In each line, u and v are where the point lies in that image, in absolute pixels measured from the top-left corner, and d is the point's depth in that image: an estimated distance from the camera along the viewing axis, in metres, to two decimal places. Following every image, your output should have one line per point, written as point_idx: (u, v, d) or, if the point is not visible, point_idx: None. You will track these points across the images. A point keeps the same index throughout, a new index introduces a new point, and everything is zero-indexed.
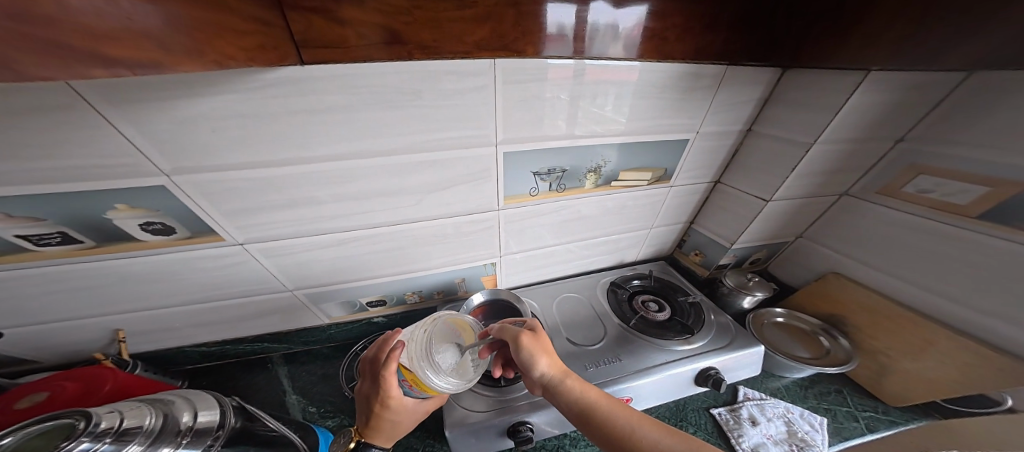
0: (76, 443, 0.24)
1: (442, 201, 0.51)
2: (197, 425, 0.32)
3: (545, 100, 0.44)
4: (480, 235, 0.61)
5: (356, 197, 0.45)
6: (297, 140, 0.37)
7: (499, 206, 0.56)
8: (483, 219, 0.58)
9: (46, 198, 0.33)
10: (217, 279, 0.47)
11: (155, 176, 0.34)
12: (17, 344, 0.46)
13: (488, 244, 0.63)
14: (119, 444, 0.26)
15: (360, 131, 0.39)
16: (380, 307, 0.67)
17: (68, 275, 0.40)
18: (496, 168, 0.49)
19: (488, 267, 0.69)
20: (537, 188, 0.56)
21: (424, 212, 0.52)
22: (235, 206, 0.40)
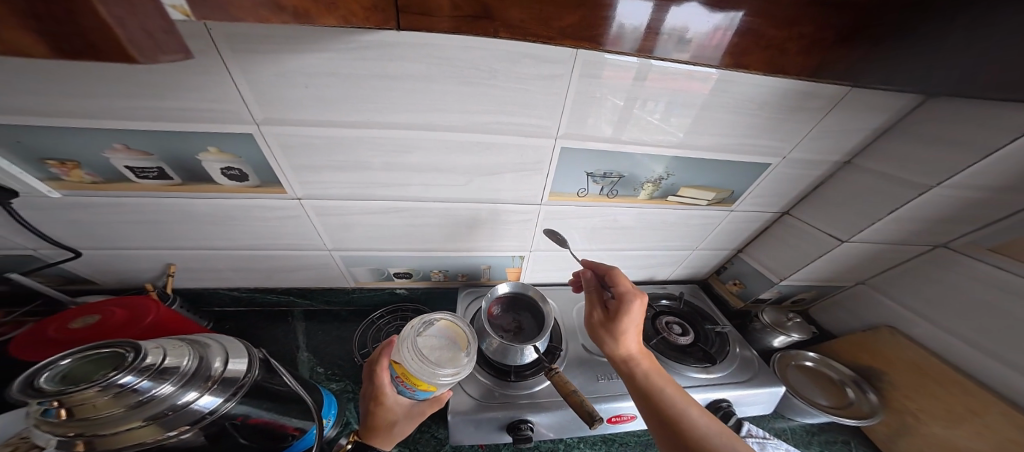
0: (122, 373, 0.27)
1: (489, 187, 0.50)
2: (226, 373, 0.36)
3: (620, 103, 0.42)
4: (515, 226, 0.59)
5: (410, 168, 0.44)
6: (370, 103, 0.35)
7: (540, 201, 0.55)
8: (523, 211, 0.57)
9: (146, 136, 0.34)
10: (266, 230, 0.48)
11: (245, 123, 0.34)
12: (83, 265, 0.49)
13: (518, 237, 0.62)
14: (155, 382, 0.29)
15: (434, 103, 0.38)
16: (403, 279, 0.67)
17: (142, 209, 0.42)
18: (551, 160, 0.48)
19: (515, 259, 0.68)
20: (586, 189, 0.54)
21: (469, 194, 0.51)
22: (305, 161, 0.39)
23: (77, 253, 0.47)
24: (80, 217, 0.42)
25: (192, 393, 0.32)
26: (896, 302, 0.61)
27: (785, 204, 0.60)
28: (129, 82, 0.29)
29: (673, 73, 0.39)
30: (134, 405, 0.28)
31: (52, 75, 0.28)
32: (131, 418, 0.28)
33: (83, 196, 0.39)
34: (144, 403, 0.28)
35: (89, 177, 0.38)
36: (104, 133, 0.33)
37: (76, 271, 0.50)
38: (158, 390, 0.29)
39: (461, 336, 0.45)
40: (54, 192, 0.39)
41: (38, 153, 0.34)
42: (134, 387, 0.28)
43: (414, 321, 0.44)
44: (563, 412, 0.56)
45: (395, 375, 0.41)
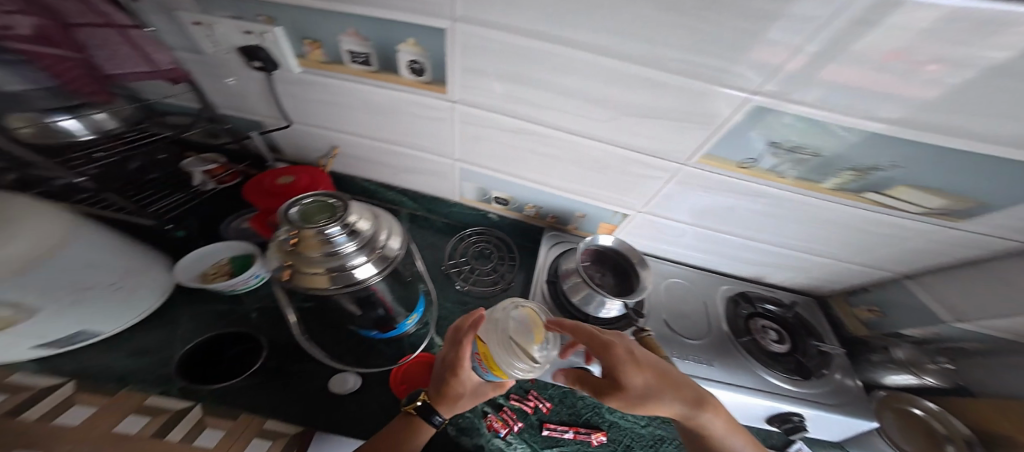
0: (334, 224, 0.34)
1: (636, 132, 0.44)
2: (388, 249, 0.41)
3: (917, 63, 0.28)
4: (637, 182, 0.53)
5: (565, 94, 0.40)
6: (568, 16, 0.32)
7: (684, 162, 0.46)
8: (656, 169, 0.49)
9: (368, 21, 0.39)
10: (420, 129, 0.53)
11: (443, 20, 0.35)
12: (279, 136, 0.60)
13: (631, 191, 0.55)
14: (345, 240, 0.36)
15: (631, 28, 0.31)
16: (499, 205, 0.69)
17: (337, 90, 0.48)
18: (732, 119, 0.38)
19: (616, 216, 0.61)
20: (754, 160, 0.44)
21: (611, 136, 0.45)
22: (473, 66, 0.40)
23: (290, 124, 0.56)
24: (298, 91, 0.50)
25: (362, 258, 0.38)
26: None
27: None
28: None
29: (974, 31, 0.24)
30: (327, 253, 0.35)
31: None
32: (321, 263, 0.35)
33: (317, 75, 0.47)
34: (333, 254, 0.35)
35: (323, 56, 0.44)
36: (341, 15, 0.39)
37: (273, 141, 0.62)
38: (342, 255, 0.36)
39: (539, 329, 0.35)
40: (296, 68, 0.46)
41: (298, 30, 0.41)
42: (332, 238, 0.35)
43: (503, 302, 0.37)
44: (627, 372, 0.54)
45: (475, 353, 0.37)
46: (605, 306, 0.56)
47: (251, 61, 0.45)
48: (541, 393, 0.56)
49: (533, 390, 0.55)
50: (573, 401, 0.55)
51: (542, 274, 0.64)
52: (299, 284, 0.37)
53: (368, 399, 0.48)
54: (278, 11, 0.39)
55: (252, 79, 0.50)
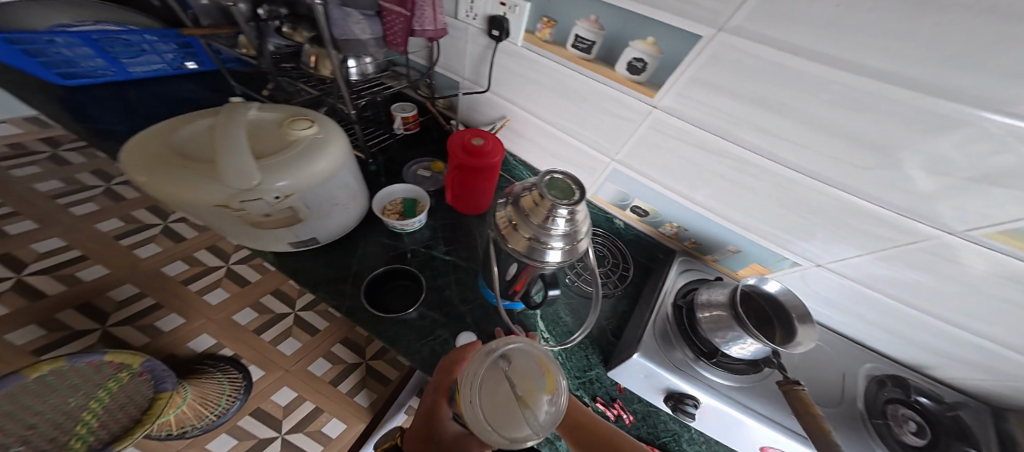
0: (567, 207, 0.35)
1: (886, 185, 0.36)
2: (575, 248, 0.40)
3: None
4: (852, 235, 0.44)
5: (809, 124, 0.36)
6: (892, 39, 0.27)
7: (955, 231, 0.36)
8: (893, 227, 0.40)
9: (621, 13, 0.40)
10: (601, 124, 0.53)
11: (710, 26, 0.35)
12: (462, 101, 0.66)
13: (832, 243, 0.46)
14: (561, 222, 0.37)
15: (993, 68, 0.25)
16: (633, 215, 0.66)
17: (543, 69, 0.51)
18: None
19: (781, 261, 0.54)
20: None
21: (841, 178, 0.39)
22: (708, 76, 0.39)
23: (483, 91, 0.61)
24: (504, 65, 0.55)
25: (559, 244, 0.39)
26: None
27: None
28: None
29: None
30: (542, 227, 0.37)
31: None
32: (532, 231, 0.38)
33: (534, 53, 0.50)
34: (546, 230, 0.37)
35: (550, 36, 0.48)
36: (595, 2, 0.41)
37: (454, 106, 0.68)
38: (554, 233, 0.38)
39: (551, 377, 0.33)
40: (519, 42, 0.51)
41: (542, 10, 0.46)
42: (555, 216, 0.36)
43: (495, 343, 0.35)
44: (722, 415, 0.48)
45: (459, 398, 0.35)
46: (738, 344, 0.47)
47: (490, 30, 0.51)
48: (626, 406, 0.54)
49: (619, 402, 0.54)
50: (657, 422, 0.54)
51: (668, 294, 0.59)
52: (505, 238, 0.41)
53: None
54: None
55: (474, 48, 0.56)
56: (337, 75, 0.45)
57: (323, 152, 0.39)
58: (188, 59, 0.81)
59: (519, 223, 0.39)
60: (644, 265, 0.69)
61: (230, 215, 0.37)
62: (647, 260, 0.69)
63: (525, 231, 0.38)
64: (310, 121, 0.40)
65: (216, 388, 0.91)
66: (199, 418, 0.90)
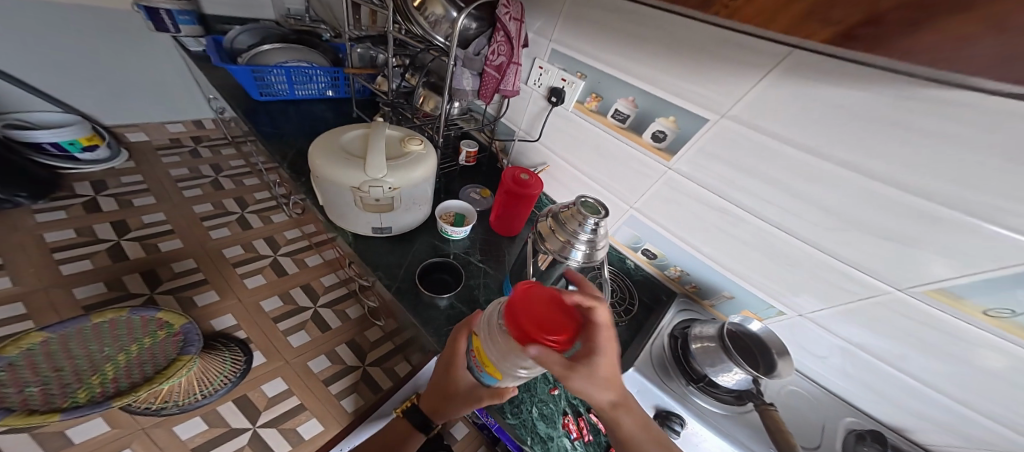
0: (594, 219, 0.44)
1: (852, 245, 0.46)
2: (592, 256, 0.46)
3: None
4: (820, 290, 0.53)
5: (791, 192, 0.48)
6: (842, 135, 0.41)
7: (900, 287, 0.45)
8: (856, 282, 0.49)
9: (651, 98, 0.56)
10: (627, 177, 0.66)
11: (715, 113, 0.50)
12: (515, 147, 0.83)
13: (810, 295, 0.55)
14: (586, 229, 0.44)
15: (910, 162, 0.38)
16: (643, 257, 0.76)
17: (585, 130, 0.68)
18: (1005, 267, 0.36)
19: (770, 310, 0.61)
20: (1010, 312, 0.38)
21: (817, 237, 0.49)
22: (711, 148, 0.53)
23: (533, 140, 0.78)
24: (554, 122, 0.72)
25: (580, 248, 0.45)
26: None
27: None
28: (687, 70, 0.50)
29: None
30: (570, 230, 0.45)
31: (655, 62, 0.53)
32: (562, 232, 0.46)
33: (580, 117, 0.67)
34: (573, 233, 0.45)
35: (594, 107, 0.64)
36: (631, 89, 0.58)
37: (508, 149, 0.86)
38: (580, 237, 0.45)
39: None
40: (570, 107, 0.68)
41: (593, 87, 0.62)
42: (583, 224, 0.44)
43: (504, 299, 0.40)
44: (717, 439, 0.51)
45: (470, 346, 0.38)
46: (726, 373, 0.54)
47: (551, 96, 0.69)
48: None
49: None
50: None
51: (668, 330, 0.66)
52: (539, 234, 0.49)
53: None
54: (591, 75, 0.62)
55: (535, 108, 0.74)
56: (443, 110, 0.64)
57: (426, 162, 0.53)
58: (329, 89, 1.00)
59: (554, 223, 0.47)
60: (647, 304, 0.74)
61: (354, 197, 0.49)
62: (651, 300, 0.74)
63: (557, 231, 0.46)
64: (421, 142, 0.54)
65: (217, 366, 0.95)
66: (185, 395, 0.90)
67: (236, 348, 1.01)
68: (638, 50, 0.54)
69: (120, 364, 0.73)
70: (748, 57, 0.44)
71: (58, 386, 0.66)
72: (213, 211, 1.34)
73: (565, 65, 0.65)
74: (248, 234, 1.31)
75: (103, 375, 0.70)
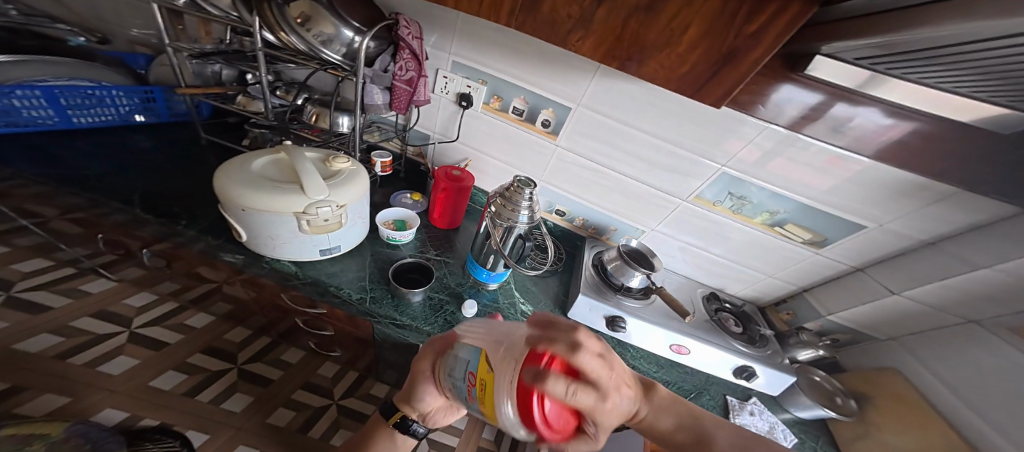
0: (530, 189, 0.61)
1: (669, 181, 0.75)
2: (535, 215, 0.64)
3: (784, 153, 0.63)
4: (650, 208, 0.81)
5: (626, 152, 0.74)
6: (641, 112, 0.68)
7: (682, 199, 0.76)
8: (665, 200, 0.79)
9: (535, 95, 0.73)
10: (529, 159, 0.84)
11: (572, 102, 0.71)
12: (434, 149, 0.90)
13: (647, 215, 0.83)
14: (529, 198, 0.62)
15: (675, 125, 0.67)
16: (556, 216, 0.94)
17: (493, 126, 0.81)
18: (710, 177, 0.71)
19: (635, 231, 0.87)
20: (719, 201, 0.74)
21: (641, 175, 0.76)
22: (577, 128, 0.74)
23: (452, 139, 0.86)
24: (466, 121, 0.82)
25: (528, 211, 0.62)
26: (918, 363, 0.68)
27: (860, 261, 0.72)
28: (554, 74, 0.69)
29: (812, 145, 0.61)
30: (516, 201, 0.61)
31: (530, 69, 0.69)
32: (511, 205, 0.61)
33: (487, 115, 0.79)
34: (518, 204, 0.61)
35: (497, 106, 0.77)
36: (519, 90, 0.73)
37: (428, 152, 0.90)
38: (523, 205, 0.61)
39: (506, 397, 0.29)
40: (479, 108, 0.79)
41: (494, 90, 0.75)
42: (525, 194, 0.61)
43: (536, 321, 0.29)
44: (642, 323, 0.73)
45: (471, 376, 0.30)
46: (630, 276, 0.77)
47: (460, 101, 0.78)
48: None
49: None
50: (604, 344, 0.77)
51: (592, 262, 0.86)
52: (494, 210, 0.64)
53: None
54: (489, 81, 0.74)
55: (447, 110, 0.82)
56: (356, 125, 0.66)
57: (359, 177, 0.57)
58: (138, 115, 0.81)
59: (501, 199, 0.63)
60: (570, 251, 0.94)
61: (299, 221, 0.51)
62: (571, 247, 0.94)
63: (507, 205, 0.62)
64: (346, 158, 0.58)
65: None
66: None
67: None
68: (519, 57, 0.69)
69: None
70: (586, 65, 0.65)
71: None
72: None
73: (467, 73, 0.75)
74: None
75: None
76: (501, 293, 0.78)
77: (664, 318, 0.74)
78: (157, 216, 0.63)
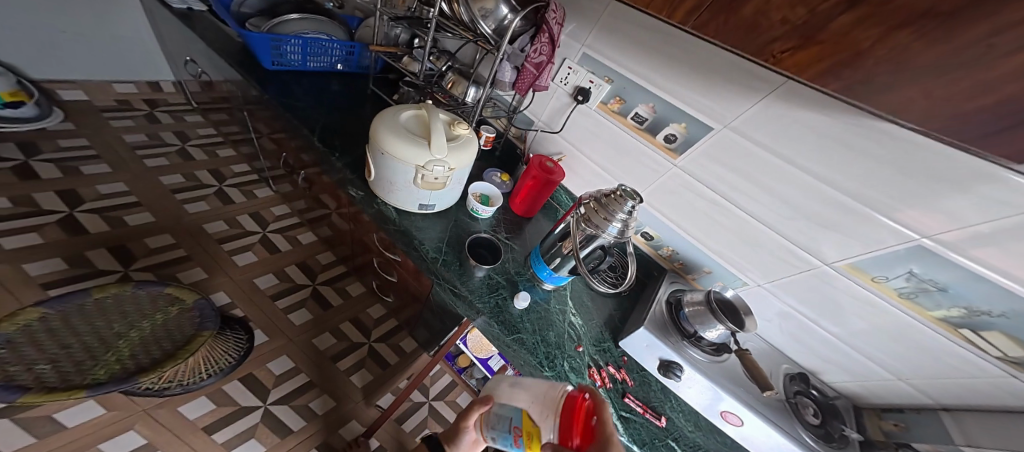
0: (632, 202, 0.56)
1: (807, 233, 0.62)
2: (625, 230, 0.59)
3: None
4: (774, 263, 0.69)
5: (765, 190, 0.64)
6: (809, 152, 0.56)
7: (827, 261, 0.62)
8: (798, 258, 0.65)
9: (667, 105, 0.67)
10: (635, 170, 0.78)
11: (716, 123, 0.63)
12: (536, 138, 0.90)
13: (766, 268, 0.71)
14: (629, 212, 0.57)
15: (847, 171, 0.54)
16: (642, 238, 0.87)
17: (606, 128, 0.77)
18: (895, 247, 0.53)
19: (737, 281, 0.76)
20: (885, 278, 0.56)
21: (777, 223, 0.65)
22: (709, 151, 0.67)
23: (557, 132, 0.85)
24: (578, 117, 0.80)
25: (619, 224, 0.57)
26: None
27: None
28: (702, 85, 0.62)
29: None
30: (612, 211, 0.57)
31: (675, 75, 0.64)
32: (605, 213, 0.58)
33: (603, 115, 0.76)
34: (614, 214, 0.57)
35: (617, 108, 0.74)
36: (650, 97, 0.68)
37: (529, 140, 0.91)
38: (619, 216, 0.57)
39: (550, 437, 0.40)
40: (594, 107, 0.77)
41: (618, 91, 0.72)
42: (626, 206, 0.56)
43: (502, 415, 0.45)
44: (703, 378, 0.63)
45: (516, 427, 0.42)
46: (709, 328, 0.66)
47: (576, 94, 0.77)
48: (629, 372, 0.69)
49: (610, 363, 0.68)
50: (648, 384, 0.69)
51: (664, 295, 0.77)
52: (582, 212, 0.61)
53: (524, 319, 0.67)
54: (619, 81, 0.71)
55: (562, 103, 0.81)
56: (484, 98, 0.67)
57: (474, 148, 0.59)
58: (339, 64, 0.95)
59: (595, 203, 0.59)
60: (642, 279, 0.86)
61: (416, 174, 0.54)
62: (643, 276, 0.86)
63: (601, 212, 0.58)
64: (468, 128, 0.60)
65: (224, 346, 0.91)
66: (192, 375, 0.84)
67: (237, 327, 0.96)
68: (662, 61, 0.64)
69: (135, 341, 0.70)
70: (747, 82, 0.57)
71: (69, 362, 0.62)
72: (185, 183, 1.19)
73: (593, 68, 0.73)
74: (231, 210, 1.17)
75: (118, 353, 0.67)
76: (556, 297, 0.75)
77: (728, 379, 0.63)
78: (324, 145, 0.74)
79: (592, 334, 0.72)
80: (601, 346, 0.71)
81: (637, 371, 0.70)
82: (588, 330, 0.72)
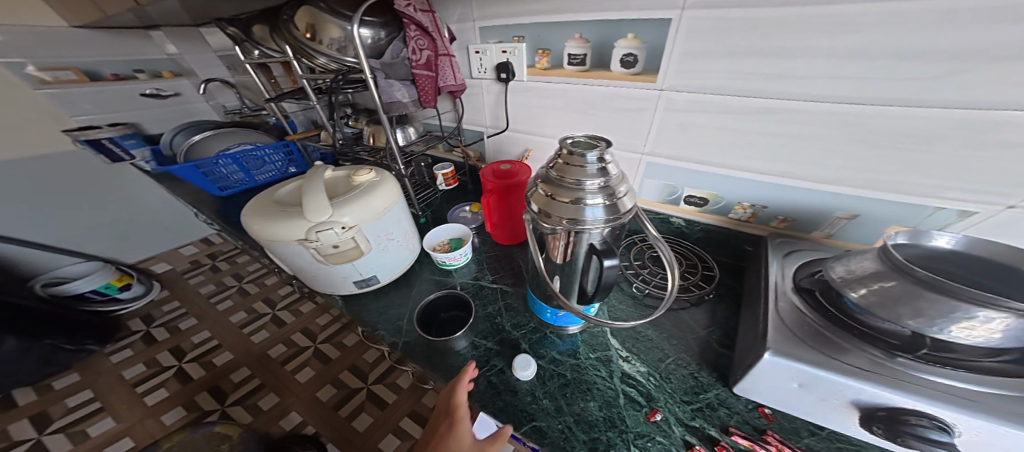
0: (593, 153, 0.32)
1: (992, 73, 0.29)
2: (614, 204, 0.32)
3: None
4: (983, 150, 0.33)
5: (842, 48, 0.33)
6: None
7: None
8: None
9: (601, 23, 0.45)
10: (615, 124, 0.53)
11: (674, 7, 0.39)
12: (490, 147, 0.74)
13: (962, 167, 0.34)
14: (598, 172, 0.32)
15: None
16: (689, 207, 0.55)
17: (549, 92, 0.56)
18: None
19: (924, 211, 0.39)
20: None
21: (925, 84, 0.32)
22: (698, 45, 0.40)
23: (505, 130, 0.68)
24: (516, 100, 0.62)
25: (596, 199, 0.32)
26: None
27: None
28: None
29: None
30: (575, 183, 0.32)
31: None
32: (565, 193, 0.32)
33: (538, 82, 0.56)
34: (578, 187, 0.32)
35: (547, 63, 0.54)
36: (575, 26, 0.48)
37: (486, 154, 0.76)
38: (589, 186, 0.32)
39: None
40: (523, 77, 0.57)
41: (536, 45, 0.53)
42: (588, 163, 0.32)
43: None
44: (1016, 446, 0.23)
45: None
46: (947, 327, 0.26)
47: (499, 75, 0.59)
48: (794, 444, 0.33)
49: (736, 432, 0.34)
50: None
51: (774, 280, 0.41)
52: (533, 207, 0.36)
53: (544, 395, 0.40)
54: (532, 32, 0.52)
55: (492, 94, 0.64)
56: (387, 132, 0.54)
57: (380, 189, 0.47)
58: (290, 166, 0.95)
59: (546, 185, 0.34)
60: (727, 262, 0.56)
61: (308, 250, 0.44)
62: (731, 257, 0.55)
63: (558, 194, 0.33)
64: (370, 171, 0.49)
65: None
66: None
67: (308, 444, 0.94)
68: None
69: None
70: None
71: None
72: (248, 317, 1.36)
73: (499, 36, 0.56)
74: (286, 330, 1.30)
75: None
76: (585, 337, 0.48)
77: None
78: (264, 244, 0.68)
79: (674, 386, 0.40)
80: (704, 405, 0.38)
81: (817, 439, 0.33)
82: (662, 380, 0.41)
